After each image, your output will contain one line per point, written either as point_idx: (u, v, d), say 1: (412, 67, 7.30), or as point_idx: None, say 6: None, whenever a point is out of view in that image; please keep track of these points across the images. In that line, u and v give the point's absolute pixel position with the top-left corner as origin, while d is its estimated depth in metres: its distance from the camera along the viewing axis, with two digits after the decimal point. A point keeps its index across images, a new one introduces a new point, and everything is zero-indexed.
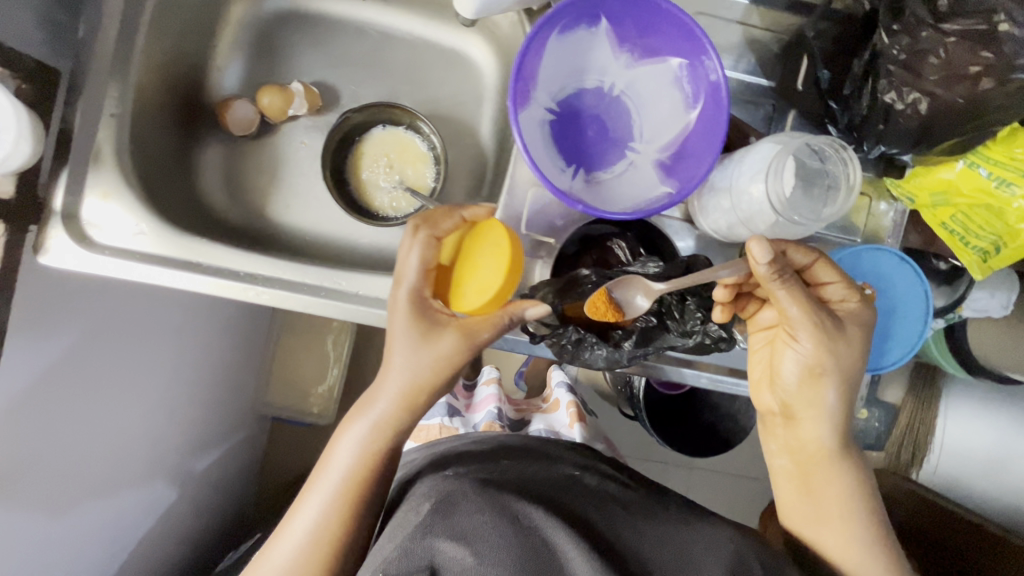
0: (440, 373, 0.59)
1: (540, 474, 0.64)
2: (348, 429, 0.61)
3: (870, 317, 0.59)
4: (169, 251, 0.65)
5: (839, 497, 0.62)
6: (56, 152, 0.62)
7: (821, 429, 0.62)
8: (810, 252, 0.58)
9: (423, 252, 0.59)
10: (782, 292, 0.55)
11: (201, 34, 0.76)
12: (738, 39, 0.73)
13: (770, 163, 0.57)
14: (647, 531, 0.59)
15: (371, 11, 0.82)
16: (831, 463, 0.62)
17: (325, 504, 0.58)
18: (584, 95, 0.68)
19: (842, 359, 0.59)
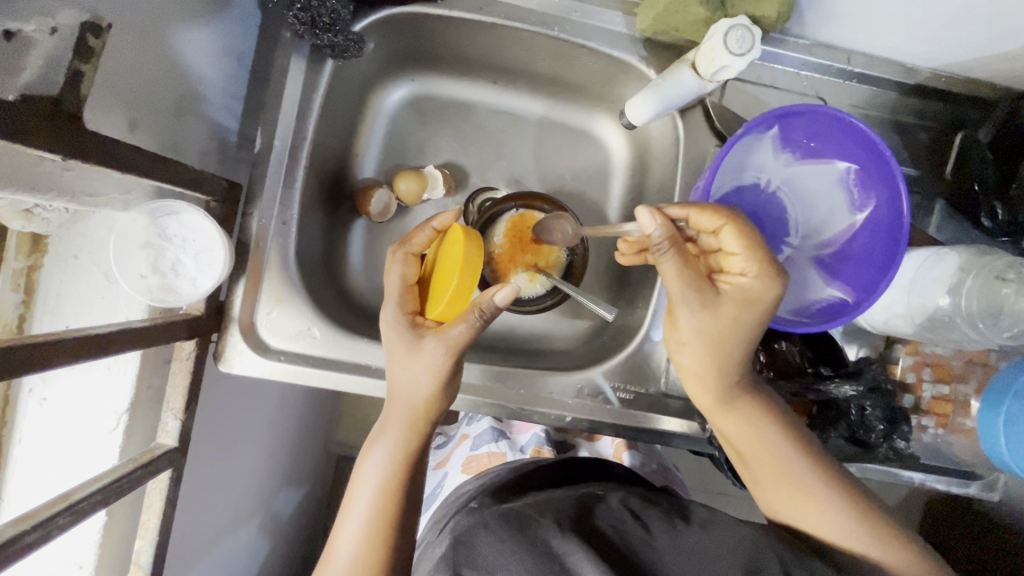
0: (433, 383, 0.61)
1: (551, 495, 0.59)
2: (369, 454, 0.63)
3: (765, 292, 0.53)
4: (338, 355, 0.66)
5: (758, 449, 0.58)
6: (235, 262, 0.63)
7: (716, 390, 0.58)
8: (716, 216, 0.54)
9: (403, 269, 0.67)
10: (663, 266, 0.52)
11: (348, 124, 0.76)
12: (888, 128, 0.73)
13: (959, 277, 0.60)
14: (681, 545, 0.52)
15: (505, 92, 0.83)
16: (735, 418, 0.59)
17: (357, 535, 0.58)
18: (741, 191, 0.68)
19: (730, 333, 0.54)
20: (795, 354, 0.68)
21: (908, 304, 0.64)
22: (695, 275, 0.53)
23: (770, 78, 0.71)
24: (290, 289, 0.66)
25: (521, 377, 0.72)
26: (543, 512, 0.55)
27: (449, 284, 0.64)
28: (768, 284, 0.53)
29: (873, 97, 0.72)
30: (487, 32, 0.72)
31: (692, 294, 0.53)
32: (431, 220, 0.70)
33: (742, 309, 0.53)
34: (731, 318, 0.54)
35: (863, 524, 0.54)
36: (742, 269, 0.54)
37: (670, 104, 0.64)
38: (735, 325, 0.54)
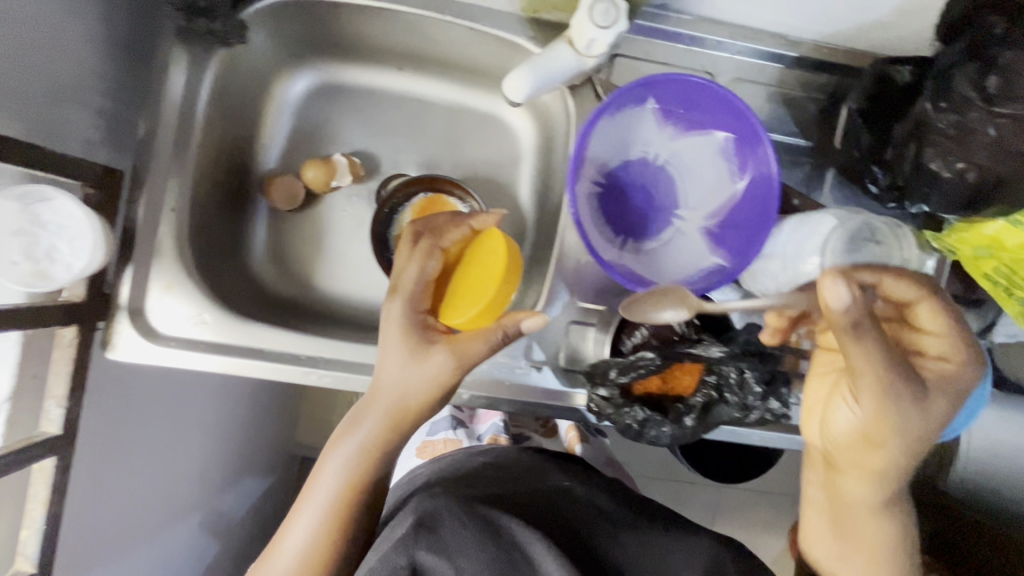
0: (430, 392, 0.60)
1: (523, 480, 0.72)
2: (337, 447, 0.61)
3: (969, 383, 0.52)
4: (232, 340, 0.66)
5: (872, 534, 0.60)
6: (121, 250, 0.63)
7: (875, 489, 0.57)
8: (915, 288, 0.55)
9: (427, 260, 0.62)
10: (849, 344, 0.48)
11: (247, 113, 0.77)
12: (776, 100, 0.74)
13: (826, 241, 0.58)
14: (637, 543, 0.67)
15: (409, 79, 0.84)
16: (868, 517, 0.60)
17: (314, 527, 0.59)
18: (629, 166, 0.69)
19: (910, 424, 0.51)
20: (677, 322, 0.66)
21: (785, 273, 0.62)
22: (896, 360, 0.49)
23: (657, 54, 0.72)
24: (181, 275, 0.66)
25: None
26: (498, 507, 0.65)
27: (486, 292, 0.64)
28: (968, 373, 0.52)
29: (760, 70, 0.73)
30: (376, 16, 0.73)
31: (898, 381, 0.49)
32: (467, 218, 0.67)
33: (954, 400, 0.51)
34: (941, 416, 0.51)
35: None
36: (943, 352, 0.53)
37: (550, 82, 0.65)
38: (924, 427, 0.51)
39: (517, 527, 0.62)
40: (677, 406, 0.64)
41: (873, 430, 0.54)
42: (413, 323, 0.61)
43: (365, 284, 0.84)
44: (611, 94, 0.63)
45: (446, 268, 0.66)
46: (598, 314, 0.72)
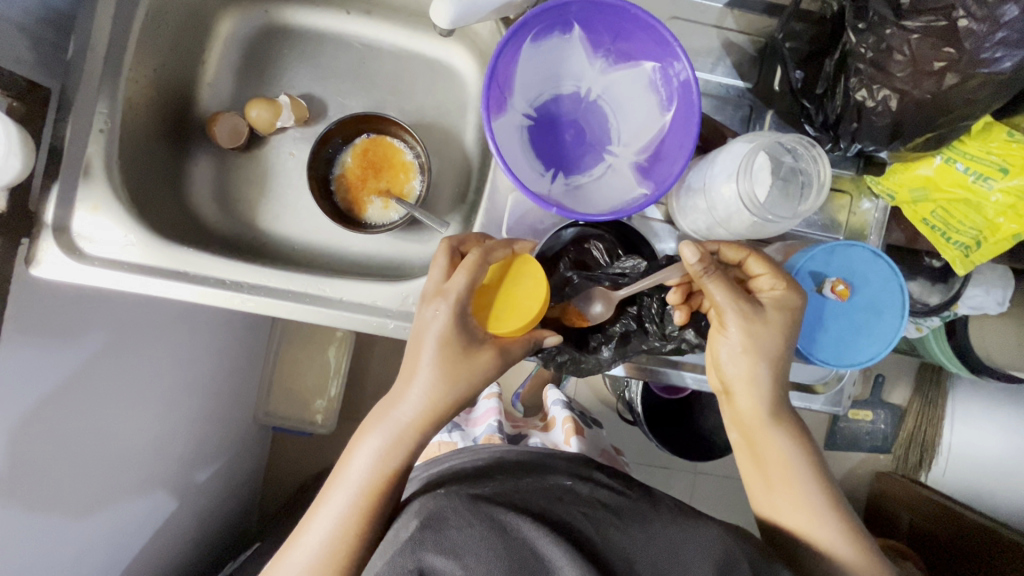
0: (479, 385, 0.60)
1: (528, 482, 0.63)
2: (362, 440, 0.62)
3: (799, 304, 0.56)
4: (158, 261, 0.67)
5: (780, 459, 0.62)
6: (49, 169, 0.64)
7: (761, 402, 0.60)
8: (741, 248, 0.58)
9: (474, 272, 0.58)
10: (711, 285, 0.55)
11: (190, 51, 0.78)
12: (714, 43, 0.74)
13: (740, 164, 0.58)
14: (644, 534, 0.58)
15: (355, 24, 0.84)
16: (766, 430, 0.61)
17: (340, 516, 0.59)
18: (560, 101, 0.69)
19: (772, 349, 0.57)
20: (600, 251, 0.69)
21: (710, 208, 0.63)
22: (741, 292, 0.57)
23: None
24: (109, 198, 0.67)
25: (350, 285, 0.70)
26: (501, 501, 0.58)
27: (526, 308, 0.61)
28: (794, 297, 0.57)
29: (694, 10, 0.73)
30: None
31: (745, 304, 0.56)
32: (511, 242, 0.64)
33: (787, 318, 0.57)
34: (778, 328, 0.57)
35: (847, 528, 0.61)
36: (772, 286, 0.57)
37: (476, 8, 0.64)
38: (775, 338, 0.57)
39: (529, 527, 0.55)
40: (595, 337, 0.65)
41: (751, 350, 0.57)
42: (459, 321, 0.58)
43: (309, 228, 0.83)
44: (526, 15, 0.62)
45: (490, 284, 0.62)
46: None
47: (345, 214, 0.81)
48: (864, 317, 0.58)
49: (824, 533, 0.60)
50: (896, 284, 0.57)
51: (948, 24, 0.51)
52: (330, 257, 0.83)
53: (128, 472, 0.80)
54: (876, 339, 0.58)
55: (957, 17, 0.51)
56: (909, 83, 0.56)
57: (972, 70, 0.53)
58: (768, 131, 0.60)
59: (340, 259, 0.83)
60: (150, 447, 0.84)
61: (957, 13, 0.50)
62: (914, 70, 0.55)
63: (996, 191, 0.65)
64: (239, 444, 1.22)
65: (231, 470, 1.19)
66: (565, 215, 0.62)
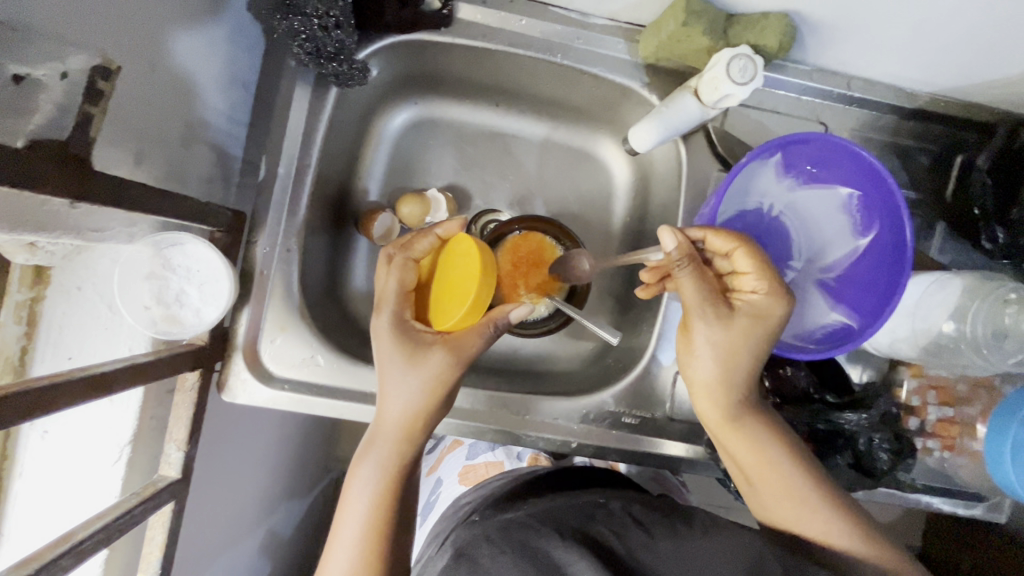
0: (435, 392, 0.61)
1: (574, 500, 0.57)
2: (355, 474, 0.62)
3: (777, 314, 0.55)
4: (342, 382, 0.66)
5: (753, 453, 0.57)
6: (239, 291, 0.63)
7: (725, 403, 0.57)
8: (730, 239, 0.57)
9: (401, 275, 0.64)
10: (682, 279, 0.55)
11: (349, 148, 0.77)
12: (889, 152, 0.73)
13: (964, 301, 0.61)
14: (673, 547, 0.50)
15: (505, 116, 0.83)
16: (733, 427, 0.58)
17: (350, 554, 0.58)
18: (744, 216, 0.69)
19: (738, 348, 0.55)
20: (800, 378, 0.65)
21: (911, 325, 0.64)
22: (713, 290, 0.56)
23: (771, 103, 0.71)
24: (293, 316, 0.65)
25: (524, 402, 0.72)
26: (543, 522, 0.52)
27: (467, 296, 0.64)
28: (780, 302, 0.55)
29: (873, 120, 0.73)
30: (486, 57, 0.72)
31: (711, 309, 0.55)
32: (433, 227, 0.69)
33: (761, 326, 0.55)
34: (742, 331, 0.55)
35: (855, 529, 0.54)
36: (753, 287, 0.56)
37: (671, 131, 0.64)
38: (744, 339, 0.55)
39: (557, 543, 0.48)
40: None
41: (716, 355, 0.56)
42: (401, 326, 0.63)
43: None
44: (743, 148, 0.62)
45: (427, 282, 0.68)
46: None
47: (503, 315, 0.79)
48: None
49: (825, 532, 0.54)
50: None
51: None
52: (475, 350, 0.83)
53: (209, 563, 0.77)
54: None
55: None
56: None
57: None
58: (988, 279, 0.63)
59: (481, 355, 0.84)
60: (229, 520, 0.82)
61: None
62: None
63: None
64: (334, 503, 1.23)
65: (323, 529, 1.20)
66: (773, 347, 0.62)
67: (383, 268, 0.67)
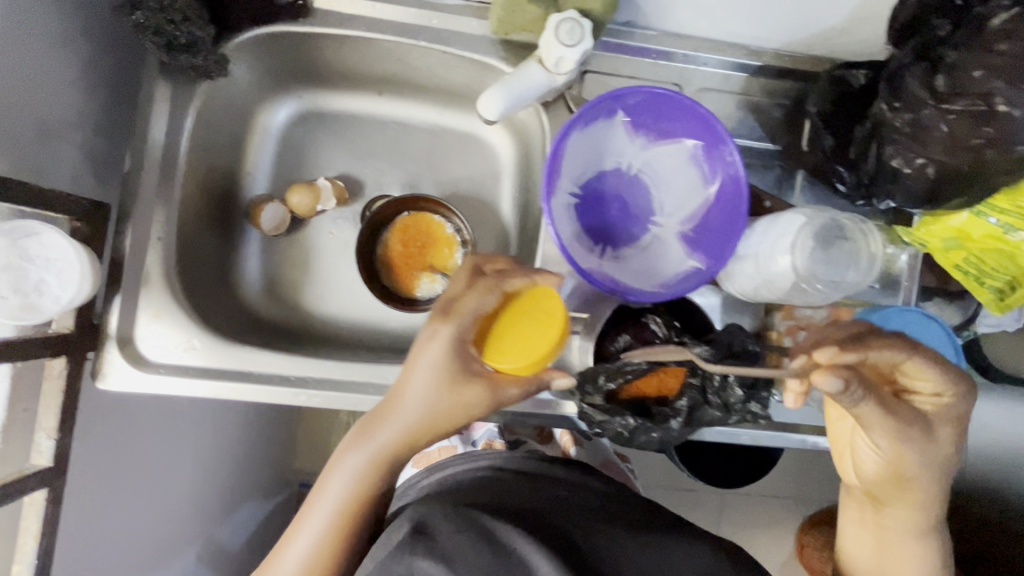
0: (457, 416, 0.61)
1: (548, 497, 0.62)
2: (337, 465, 0.63)
3: (963, 410, 0.55)
4: (220, 362, 0.68)
5: (907, 528, 0.59)
6: (110, 281, 0.65)
7: (911, 500, 0.58)
8: (905, 348, 0.52)
9: (483, 300, 0.60)
10: (863, 407, 0.51)
11: (231, 143, 0.79)
12: (745, 109, 0.76)
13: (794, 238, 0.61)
14: (635, 544, 0.56)
15: (389, 104, 0.86)
16: (915, 508, 0.58)
17: (318, 536, 0.60)
18: (604, 177, 0.72)
19: (907, 461, 0.55)
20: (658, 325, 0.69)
21: (758, 272, 0.65)
22: (897, 403, 0.53)
23: (626, 69, 0.75)
24: (168, 302, 0.67)
25: (404, 371, 0.71)
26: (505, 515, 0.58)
27: (523, 330, 0.62)
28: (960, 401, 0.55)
29: (726, 79, 0.76)
30: (350, 44, 0.75)
31: (904, 408, 0.54)
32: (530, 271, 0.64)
33: (953, 427, 0.56)
34: (914, 450, 0.55)
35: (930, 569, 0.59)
36: (934, 391, 0.54)
37: (522, 98, 0.66)
38: (918, 455, 0.55)
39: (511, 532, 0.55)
40: (663, 411, 0.66)
41: (893, 461, 0.56)
42: (459, 350, 0.60)
43: (353, 303, 0.86)
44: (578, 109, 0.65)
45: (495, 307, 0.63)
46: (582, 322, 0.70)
47: (395, 293, 0.82)
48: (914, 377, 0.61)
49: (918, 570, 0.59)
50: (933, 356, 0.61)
51: (986, 108, 0.52)
52: (376, 333, 0.86)
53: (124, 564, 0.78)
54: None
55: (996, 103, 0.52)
56: (947, 155, 0.58)
57: (1009, 145, 0.54)
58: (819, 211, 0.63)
59: (381, 334, 0.86)
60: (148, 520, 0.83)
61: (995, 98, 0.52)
62: (954, 145, 0.57)
63: None
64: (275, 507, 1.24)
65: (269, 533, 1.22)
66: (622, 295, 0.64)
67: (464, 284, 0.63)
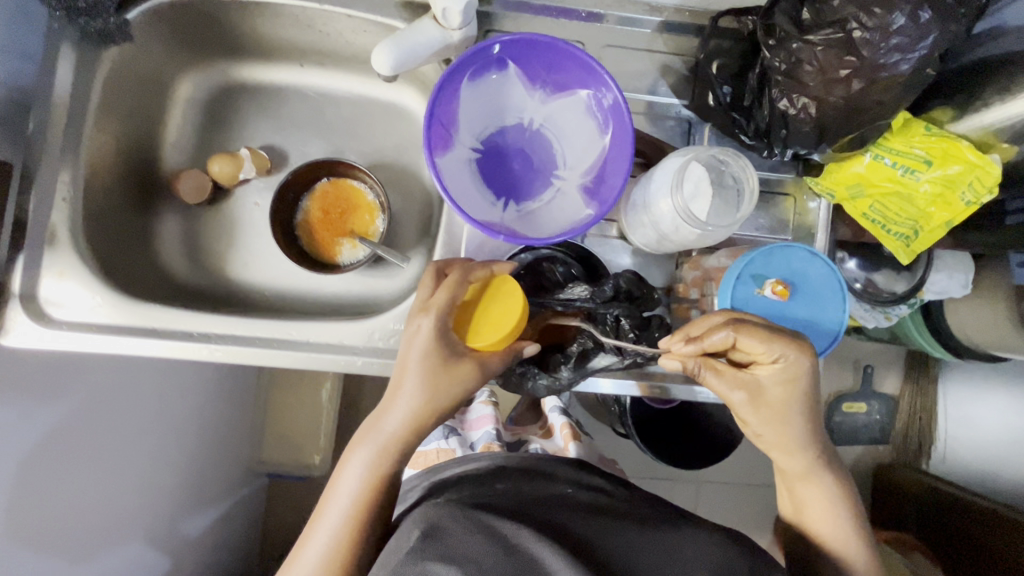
0: (447, 398, 0.63)
1: (546, 497, 0.62)
2: (350, 456, 0.65)
3: (806, 364, 0.56)
4: (126, 320, 0.69)
5: (820, 495, 0.62)
6: (13, 240, 0.66)
7: (806, 459, 0.61)
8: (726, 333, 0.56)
9: (454, 290, 0.61)
10: (713, 381, 0.59)
11: (149, 113, 0.81)
12: (650, 65, 0.77)
13: (673, 183, 0.62)
14: (642, 538, 0.56)
15: (308, 75, 0.87)
16: (816, 474, 0.62)
17: (333, 530, 0.62)
18: (506, 132, 0.72)
19: (792, 418, 0.59)
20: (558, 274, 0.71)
21: (651, 222, 0.66)
22: (738, 377, 0.59)
23: (528, 27, 0.75)
24: (75, 262, 0.69)
25: (307, 327, 0.71)
26: (515, 517, 0.57)
27: (493, 311, 0.63)
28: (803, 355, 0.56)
29: (630, 35, 0.76)
30: (256, 11, 0.76)
31: (750, 385, 0.59)
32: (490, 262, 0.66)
33: (797, 385, 0.57)
34: (772, 412, 0.59)
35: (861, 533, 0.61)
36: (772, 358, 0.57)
37: (414, 54, 0.67)
38: (789, 407, 0.59)
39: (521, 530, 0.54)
40: (558, 356, 0.69)
41: (773, 424, 0.60)
42: (443, 335, 0.61)
43: (278, 272, 0.86)
44: (459, 57, 0.64)
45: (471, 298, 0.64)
46: None
47: (316, 258, 0.84)
48: (803, 315, 0.62)
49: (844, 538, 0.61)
50: (817, 298, 0.61)
51: (844, 36, 0.53)
52: (300, 300, 0.86)
53: (71, 533, 0.78)
54: (820, 337, 0.62)
55: (852, 29, 0.52)
56: (824, 90, 0.57)
57: (875, 74, 0.54)
58: (700, 151, 0.64)
59: (307, 302, 0.86)
60: (106, 492, 0.83)
61: (851, 26, 0.52)
62: (826, 79, 0.56)
63: (925, 182, 0.66)
64: (232, 489, 1.25)
65: (227, 517, 1.22)
66: (513, 241, 0.64)
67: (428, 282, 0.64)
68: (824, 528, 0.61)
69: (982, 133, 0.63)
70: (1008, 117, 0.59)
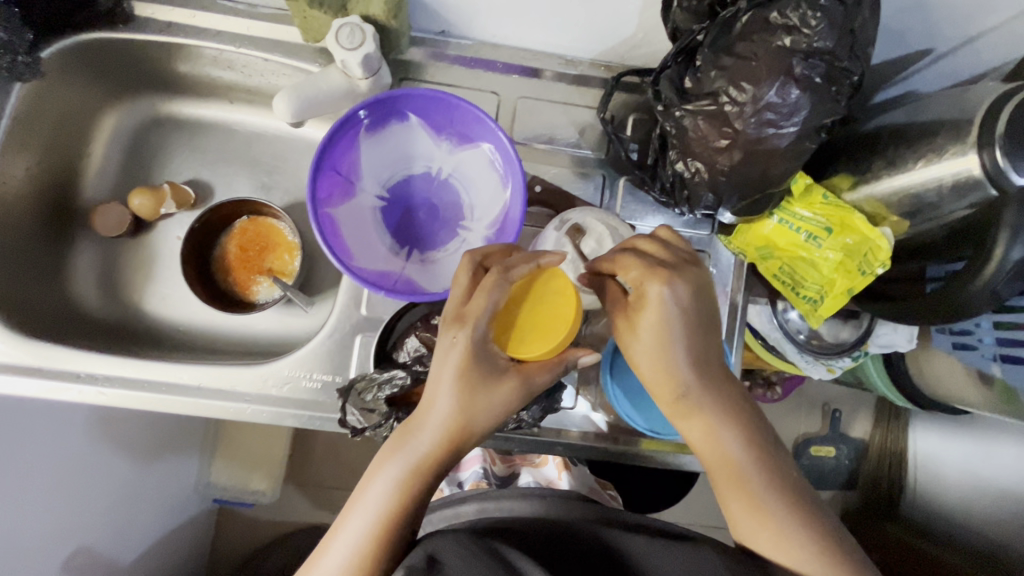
0: (481, 416, 0.53)
1: (559, 518, 0.56)
2: (379, 466, 0.54)
3: (648, 290, 0.53)
4: (17, 357, 0.68)
5: (743, 483, 0.55)
6: None
7: (693, 420, 0.56)
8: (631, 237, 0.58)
9: (495, 295, 0.52)
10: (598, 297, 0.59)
11: (69, 146, 0.81)
12: (565, 116, 0.77)
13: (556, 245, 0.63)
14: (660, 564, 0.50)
15: (236, 111, 0.87)
16: (732, 455, 0.56)
17: (349, 552, 0.51)
18: (412, 181, 0.72)
19: (644, 352, 0.55)
20: None
21: None
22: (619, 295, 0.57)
23: (444, 76, 0.75)
24: None
25: (194, 369, 0.69)
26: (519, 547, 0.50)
27: (538, 317, 0.55)
28: (650, 284, 0.53)
29: (547, 86, 0.76)
30: (175, 50, 0.77)
31: (620, 304, 0.56)
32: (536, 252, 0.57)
33: (664, 309, 0.53)
34: (646, 330, 0.54)
35: (788, 528, 0.53)
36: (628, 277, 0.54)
37: (317, 102, 0.68)
38: (645, 330, 0.54)
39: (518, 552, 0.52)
40: None
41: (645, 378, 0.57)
42: (482, 345, 0.52)
43: (190, 308, 0.85)
44: (356, 108, 0.65)
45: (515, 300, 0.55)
46: (375, 323, 0.72)
47: (229, 296, 0.83)
48: None
49: (761, 539, 0.53)
50: None
51: (717, 108, 0.53)
52: (213, 337, 0.84)
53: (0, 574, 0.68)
54: None
55: (723, 101, 0.52)
56: (710, 158, 0.56)
57: (753, 146, 0.53)
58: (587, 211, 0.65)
59: (219, 338, 0.84)
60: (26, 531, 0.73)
61: (722, 98, 0.52)
62: (709, 147, 0.56)
63: (826, 249, 0.64)
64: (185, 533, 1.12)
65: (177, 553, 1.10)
66: (398, 296, 0.63)
67: (464, 277, 0.54)
68: (750, 524, 0.54)
69: (868, 202, 0.62)
70: (884, 190, 0.60)
